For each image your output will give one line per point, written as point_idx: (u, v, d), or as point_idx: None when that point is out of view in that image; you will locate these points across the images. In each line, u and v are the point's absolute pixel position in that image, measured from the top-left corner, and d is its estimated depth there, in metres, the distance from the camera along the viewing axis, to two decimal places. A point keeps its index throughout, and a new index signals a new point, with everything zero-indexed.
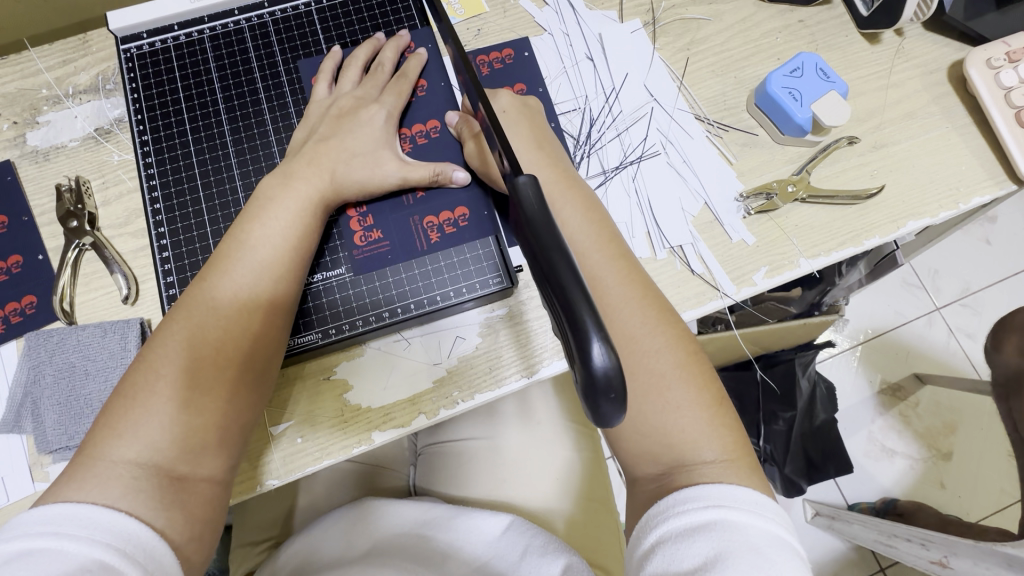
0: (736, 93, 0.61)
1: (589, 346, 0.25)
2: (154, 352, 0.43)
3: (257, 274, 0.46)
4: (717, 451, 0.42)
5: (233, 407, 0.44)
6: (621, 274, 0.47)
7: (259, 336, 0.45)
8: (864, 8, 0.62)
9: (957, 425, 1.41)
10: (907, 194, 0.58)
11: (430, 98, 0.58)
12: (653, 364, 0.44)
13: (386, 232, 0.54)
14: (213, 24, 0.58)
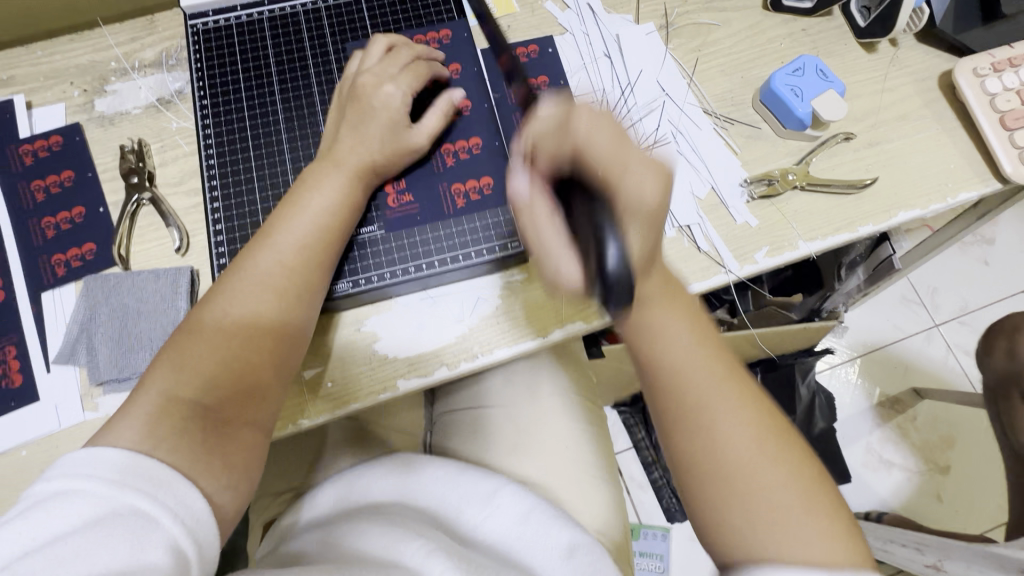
0: (743, 92, 0.66)
1: (607, 245, 0.37)
2: (203, 315, 0.46)
3: (300, 245, 0.50)
4: (812, 555, 0.38)
5: (275, 367, 0.47)
6: (690, 334, 0.46)
7: (294, 303, 0.49)
8: (862, 19, 0.68)
9: (954, 440, 1.43)
10: (899, 187, 0.63)
11: (455, 85, 0.63)
12: (733, 442, 0.42)
13: (415, 193, 0.60)
14: (272, 8, 0.64)
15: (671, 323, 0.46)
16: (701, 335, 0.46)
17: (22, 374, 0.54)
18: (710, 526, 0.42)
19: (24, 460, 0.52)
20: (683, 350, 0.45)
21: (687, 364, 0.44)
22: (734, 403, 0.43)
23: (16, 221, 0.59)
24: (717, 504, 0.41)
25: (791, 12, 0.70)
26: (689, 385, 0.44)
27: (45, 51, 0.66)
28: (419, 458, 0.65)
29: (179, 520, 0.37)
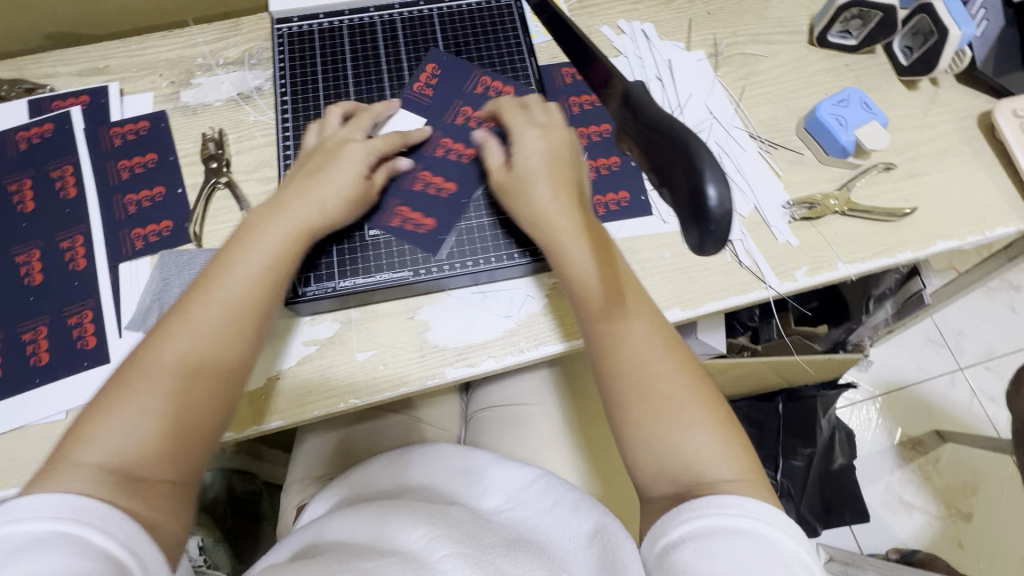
0: (787, 119, 0.69)
1: (706, 185, 0.27)
2: (134, 374, 0.43)
3: (233, 294, 0.47)
4: (734, 470, 0.45)
5: (198, 410, 0.44)
6: (602, 267, 0.53)
7: (234, 339, 0.46)
8: (904, 58, 0.71)
9: (977, 486, 1.40)
10: (938, 218, 0.65)
11: (489, 110, 0.64)
12: (664, 379, 0.48)
13: (409, 204, 0.60)
14: (352, 17, 0.68)
15: (582, 249, 0.53)
16: (604, 254, 0.53)
17: (95, 337, 0.58)
18: (619, 438, 0.49)
19: None
20: (589, 275, 0.52)
21: (588, 285, 0.52)
22: (643, 327, 0.50)
23: (102, 196, 0.63)
24: (623, 406, 0.49)
25: (835, 48, 0.73)
26: (594, 309, 0.51)
27: (139, 44, 0.72)
28: (451, 447, 0.67)
29: (110, 537, 0.37)
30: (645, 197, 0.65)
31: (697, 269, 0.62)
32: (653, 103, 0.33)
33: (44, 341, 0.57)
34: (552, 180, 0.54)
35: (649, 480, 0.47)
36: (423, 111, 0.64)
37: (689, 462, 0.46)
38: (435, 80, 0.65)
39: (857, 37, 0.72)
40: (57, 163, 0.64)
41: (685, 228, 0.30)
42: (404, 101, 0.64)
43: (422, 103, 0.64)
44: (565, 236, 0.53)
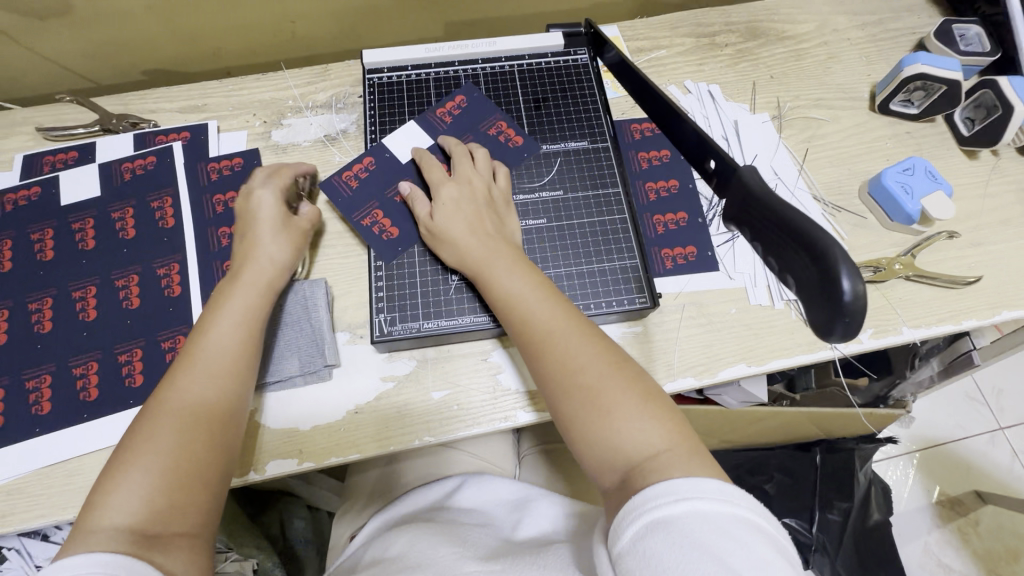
0: (850, 183, 0.72)
1: (840, 280, 0.29)
2: (151, 424, 0.47)
3: (217, 355, 0.51)
4: (658, 440, 0.44)
5: (207, 456, 0.47)
6: (541, 293, 0.53)
7: (223, 383, 0.51)
8: (966, 129, 0.73)
9: (1020, 552, 1.36)
10: (1003, 287, 0.66)
11: (493, 150, 0.67)
12: (583, 365, 0.48)
13: (384, 211, 0.64)
14: (438, 70, 0.72)
15: (501, 266, 0.54)
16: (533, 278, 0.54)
17: None
18: (571, 442, 0.48)
19: None
20: (514, 289, 0.53)
21: (529, 312, 0.52)
22: (557, 320, 0.51)
23: (197, 227, 0.67)
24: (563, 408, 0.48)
25: (897, 115, 0.76)
26: (536, 331, 0.51)
27: (235, 85, 0.77)
28: (488, 480, 0.71)
29: None
30: (713, 253, 0.67)
31: (763, 326, 0.64)
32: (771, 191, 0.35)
33: (138, 363, 0.60)
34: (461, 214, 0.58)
35: (592, 470, 0.46)
36: (433, 135, 0.67)
37: (620, 448, 0.44)
38: (457, 112, 0.69)
39: (919, 106, 0.74)
40: (157, 194, 0.68)
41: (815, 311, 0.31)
42: (419, 120, 0.68)
43: (437, 128, 0.68)
44: (481, 257, 0.55)
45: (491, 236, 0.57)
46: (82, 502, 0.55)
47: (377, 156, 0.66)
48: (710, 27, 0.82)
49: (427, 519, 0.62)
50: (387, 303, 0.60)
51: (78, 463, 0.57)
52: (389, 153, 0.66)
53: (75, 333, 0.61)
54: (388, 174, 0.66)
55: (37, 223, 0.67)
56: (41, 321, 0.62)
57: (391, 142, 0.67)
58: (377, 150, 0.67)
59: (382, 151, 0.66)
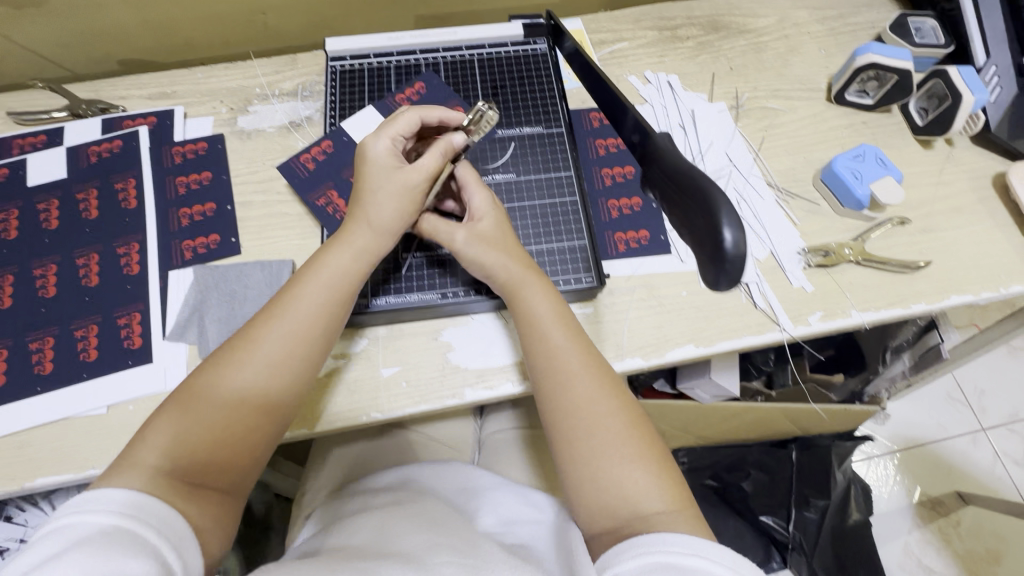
0: (804, 170, 0.72)
1: (722, 232, 0.30)
2: (210, 374, 0.48)
3: (295, 326, 0.51)
4: (663, 502, 0.48)
5: (255, 428, 0.48)
6: (570, 328, 0.56)
7: (289, 360, 0.50)
8: (920, 118, 0.74)
9: (1001, 554, 1.34)
10: (952, 272, 0.66)
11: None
12: (602, 415, 0.52)
13: (338, 192, 0.67)
14: (399, 58, 0.74)
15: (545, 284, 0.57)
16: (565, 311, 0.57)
17: (141, 338, 0.61)
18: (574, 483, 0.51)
19: (130, 414, 0.58)
20: (546, 308, 0.56)
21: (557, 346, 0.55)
22: (580, 360, 0.54)
23: (159, 209, 0.68)
24: (574, 438, 0.51)
25: (853, 106, 0.77)
26: (563, 364, 0.54)
27: (204, 73, 0.78)
28: (454, 463, 0.72)
29: (161, 534, 0.39)
30: (665, 237, 0.68)
31: (713, 308, 0.64)
32: (679, 155, 0.36)
33: (93, 339, 0.61)
34: (494, 239, 0.58)
35: (586, 514, 0.50)
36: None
37: (627, 495, 0.48)
38: (417, 98, 0.70)
39: (874, 96, 0.75)
40: (121, 177, 0.70)
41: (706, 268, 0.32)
42: (380, 105, 0.70)
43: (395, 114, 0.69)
44: (520, 281, 0.57)
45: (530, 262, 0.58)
46: (32, 471, 0.56)
47: (335, 140, 0.69)
48: (672, 21, 0.84)
49: (389, 501, 0.61)
50: None
51: (27, 436, 0.57)
52: (348, 137, 0.69)
53: (33, 309, 0.63)
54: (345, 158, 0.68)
55: (4, 204, 0.68)
56: (1, 298, 0.63)
57: (350, 126, 0.69)
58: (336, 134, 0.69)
59: (340, 135, 0.69)
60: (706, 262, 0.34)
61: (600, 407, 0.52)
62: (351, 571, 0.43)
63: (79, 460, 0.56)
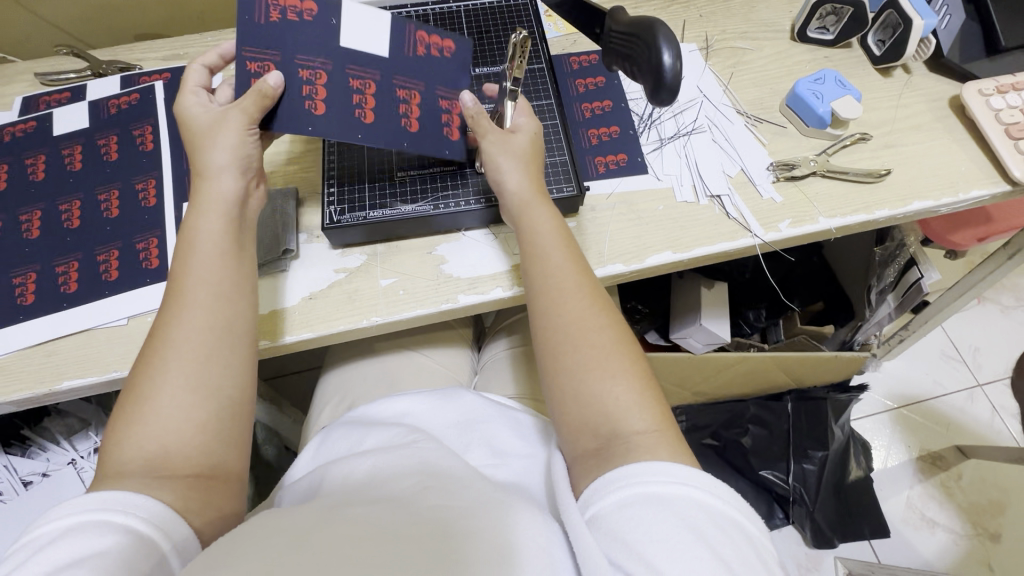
0: (772, 99, 0.77)
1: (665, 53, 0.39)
2: (158, 350, 0.49)
3: (211, 304, 0.51)
4: (647, 423, 0.48)
5: (209, 400, 0.48)
6: (568, 258, 0.57)
7: (223, 321, 0.51)
8: (877, 49, 0.79)
9: (1004, 505, 1.35)
10: (913, 181, 0.71)
11: (426, 119, 0.64)
12: (589, 333, 0.52)
13: (320, 82, 0.60)
14: (392, 11, 0.80)
15: (542, 213, 0.59)
16: (560, 229, 0.59)
17: (159, 259, 0.67)
18: (560, 406, 0.51)
19: (149, 324, 0.63)
20: (548, 233, 0.58)
21: (552, 268, 0.56)
22: (572, 283, 0.55)
23: (173, 150, 0.74)
24: (563, 356, 0.52)
25: (815, 43, 0.82)
26: (560, 281, 0.55)
27: (214, 37, 0.85)
28: (452, 392, 0.69)
29: (133, 515, 0.42)
30: (642, 159, 0.73)
31: (689, 219, 0.69)
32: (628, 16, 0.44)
33: (114, 262, 0.66)
34: (519, 158, 0.61)
35: (574, 431, 0.50)
36: (393, 49, 0.63)
37: (611, 412, 0.49)
38: (436, 54, 0.65)
39: (834, 31, 0.81)
40: (139, 124, 0.76)
41: (650, 92, 0.42)
42: (397, 23, 0.63)
43: (403, 50, 0.64)
44: (529, 201, 0.60)
45: (543, 188, 0.61)
46: (59, 375, 0.60)
47: (323, 14, 0.61)
48: None
49: (389, 434, 0.60)
50: (337, 197, 0.66)
51: (55, 345, 0.62)
52: (337, 23, 0.61)
53: (60, 239, 0.68)
54: (319, 44, 0.60)
55: (31, 151, 0.74)
56: (31, 230, 0.69)
57: (350, 11, 0.61)
58: (330, 8, 0.61)
59: (330, 17, 0.61)
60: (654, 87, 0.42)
61: (595, 328, 0.53)
62: (338, 525, 0.39)
63: (102, 364, 0.61)
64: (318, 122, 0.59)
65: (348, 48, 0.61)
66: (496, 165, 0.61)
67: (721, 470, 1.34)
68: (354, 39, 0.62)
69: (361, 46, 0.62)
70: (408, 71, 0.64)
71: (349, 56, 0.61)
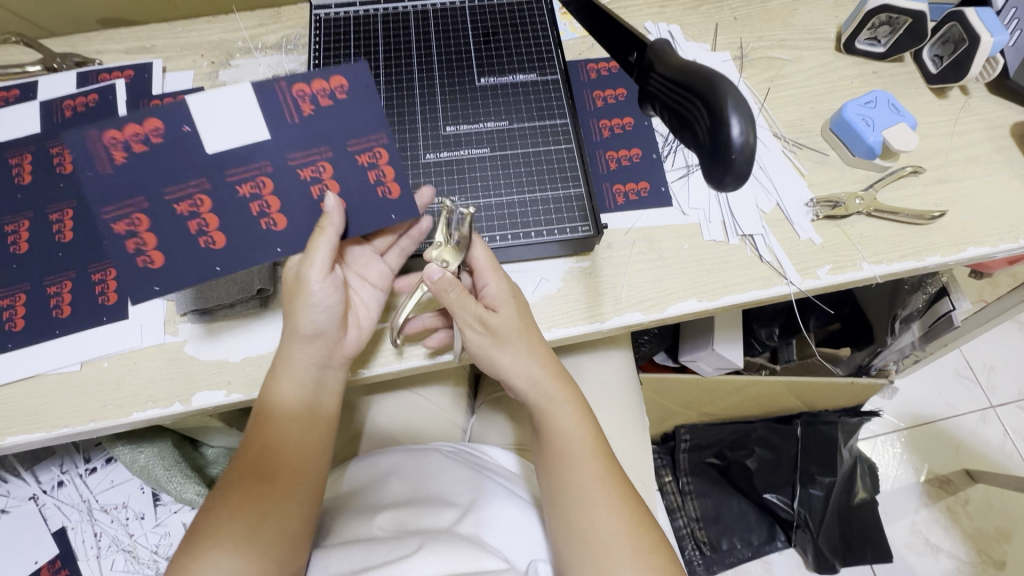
0: (813, 121, 0.69)
1: (730, 122, 0.32)
2: (232, 499, 0.46)
3: (288, 462, 0.49)
4: None
5: (273, 555, 0.45)
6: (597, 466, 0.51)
7: (298, 475, 0.50)
8: (933, 66, 0.71)
9: (1010, 532, 1.32)
10: (968, 223, 0.63)
11: (354, 192, 0.51)
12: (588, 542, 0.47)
13: (212, 198, 0.48)
14: (386, 6, 0.70)
15: (558, 410, 0.52)
16: (589, 433, 0.52)
17: (117, 294, 0.59)
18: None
19: (105, 370, 0.56)
20: (566, 430, 0.52)
21: (585, 487, 0.49)
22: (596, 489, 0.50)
23: None
24: None
25: (863, 55, 0.73)
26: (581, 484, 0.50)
27: (184, 27, 0.75)
28: (425, 450, 0.63)
29: None
30: (666, 188, 0.65)
31: (716, 261, 0.61)
32: (676, 56, 0.36)
33: (67, 295, 0.59)
34: (521, 349, 0.52)
35: None
36: (274, 125, 0.47)
37: None
38: (332, 102, 0.49)
39: (885, 44, 0.71)
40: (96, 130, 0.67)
41: (709, 167, 0.34)
42: (264, 88, 0.46)
43: (284, 119, 0.47)
44: (547, 400, 0.52)
45: (555, 380, 0.53)
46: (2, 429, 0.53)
47: (170, 124, 0.45)
48: None
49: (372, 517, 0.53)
50: None
51: None
52: (192, 129, 0.45)
53: (4, 265, 0.59)
54: (185, 163, 0.46)
55: None
56: None
57: (201, 111, 0.45)
58: (174, 113, 0.45)
59: (179, 125, 0.45)
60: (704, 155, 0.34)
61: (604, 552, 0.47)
62: None
63: (52, 418, 0.54)
64: (225, 258, 0.49)
65: (222, 155, 0.47)
66: (495, 356, 0.52)
67: (723, 489, 1.30)
68: (227, 139, 0.46)
69: (234, 143, 0.47)
70: (309, 139, 0.49)
71: (224, 161, 0.47)
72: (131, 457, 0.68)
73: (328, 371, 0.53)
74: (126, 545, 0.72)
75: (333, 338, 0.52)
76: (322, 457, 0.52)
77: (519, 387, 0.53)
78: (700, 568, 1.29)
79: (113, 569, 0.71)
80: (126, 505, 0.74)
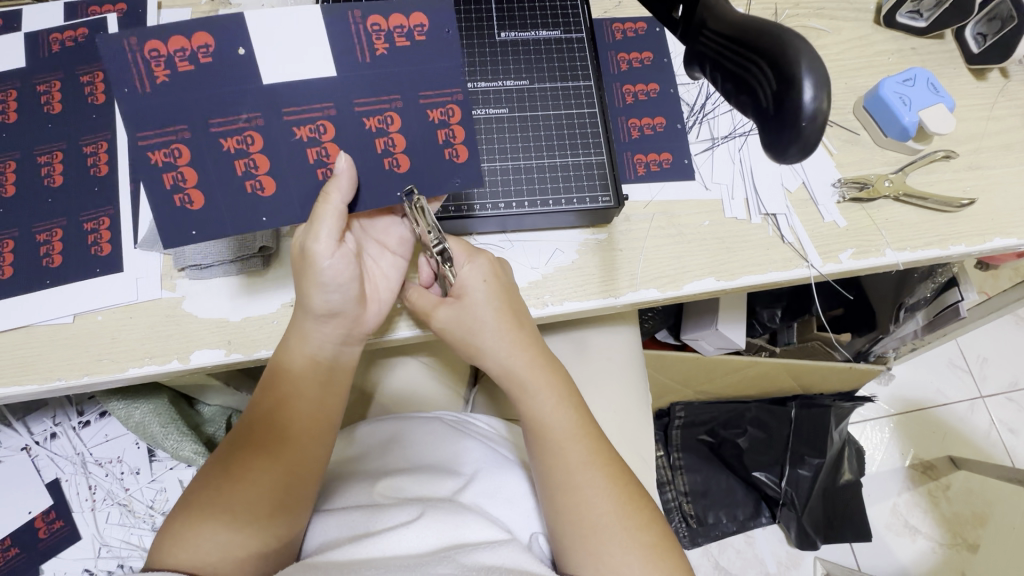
0: (845, 97, 0.66)
1: (804, 91, 0.30)
2: (233, 470, 0.46)
3: (294, 438, 0.49)
4: None
5: (270, 528, 0.45)
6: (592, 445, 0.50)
7: (300, 452, 0.49)
8: (976, 45, 0.67)
9: (987, 518, 1.36)
10: (996, 212, 0.61)
11: (418, 149, 0.48)
12: (591, 508, 0.47)
13: (264, 141, 0.45)
14: None
15: (548, 395, 0.52)
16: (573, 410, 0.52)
17: (111, 245, 0.56)
18: (557, 556, 0.48)
19: (99, 324, 0.54)
20: (550, 409, 0.51)
21: (582, 467, 0.49)
22: (596, 465, 0.49)
23: None
24: (602, 555, 0.46)
25: (902, 29, 0.69)
26: (573, 458, 0.49)
27: None
28: (433, 420, 0.61)
29: None
30: (690, 161, 0.62)
31: (736, 239, 0.59)
32: (736, 12, 0.33)
33: (58, 244, 0.56)
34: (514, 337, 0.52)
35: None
36: (342, 62, 0.44)
37: None
38: (407, 42, 0.45)
39: (928, 19, 0.68)
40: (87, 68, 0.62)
41: (773, 138, 0.32)
42: (335, 16, 0.43)
43: (355, 57, 0.45)
44: (524, 384, 0.52)
45: (547, 364, 0.53)
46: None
47: (223, 45, 0.42)
48: None
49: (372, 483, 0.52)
50: None
51: None
52: (248, 52, 0.43)
53: None
54: (236, 94, 0.43)
55: None
56: None
57: (258, 32, 0.42)
58: (229, 33, 0.42)
59: (233, 48, 0.42)
60: (768, 124, 0.32)
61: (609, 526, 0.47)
62: None
63: (44, 370, 0.52)
64: (271, 207, 0.46)
65: (277, 91, 0.44)
66: (472, 340, 0.52)
67: (714, 466, 1.32)
68: (282, 73, 0.44)
69: (296, 78, 0.44)
70: (376, 84, 0.46)
71: (281, 98, 0.44)
72: (126, 412, 0.67)
73: (347, 348, 0.52)
74: (121, 499, 0.71)
75: (351, 317, 0.51)
76: (328, 432, 0.51)
77: (494, 374, 0.54)
78: (686, 540, 1.33)
79: (109, 522, 0.70)
80: (121, 459, 0.73)
